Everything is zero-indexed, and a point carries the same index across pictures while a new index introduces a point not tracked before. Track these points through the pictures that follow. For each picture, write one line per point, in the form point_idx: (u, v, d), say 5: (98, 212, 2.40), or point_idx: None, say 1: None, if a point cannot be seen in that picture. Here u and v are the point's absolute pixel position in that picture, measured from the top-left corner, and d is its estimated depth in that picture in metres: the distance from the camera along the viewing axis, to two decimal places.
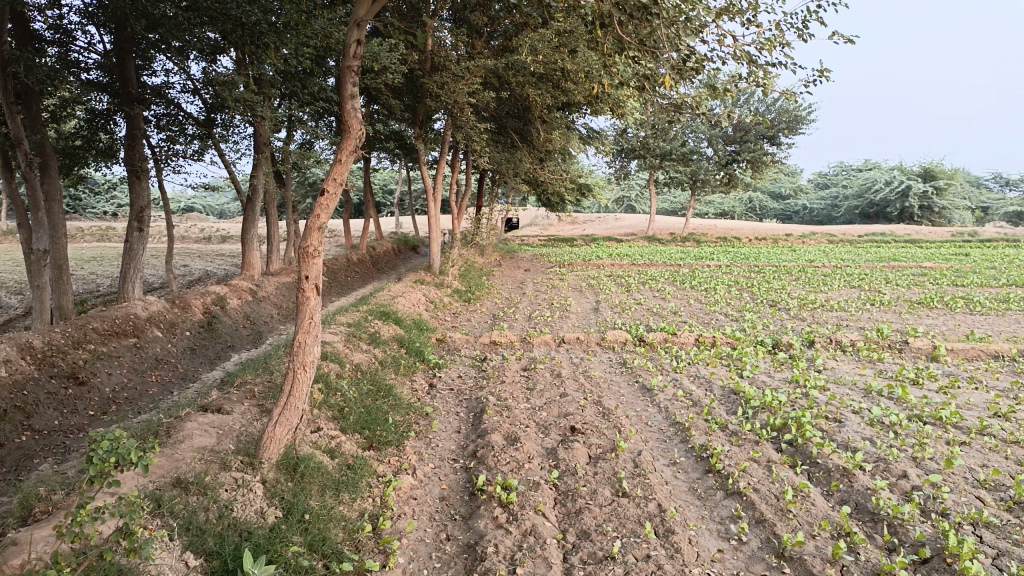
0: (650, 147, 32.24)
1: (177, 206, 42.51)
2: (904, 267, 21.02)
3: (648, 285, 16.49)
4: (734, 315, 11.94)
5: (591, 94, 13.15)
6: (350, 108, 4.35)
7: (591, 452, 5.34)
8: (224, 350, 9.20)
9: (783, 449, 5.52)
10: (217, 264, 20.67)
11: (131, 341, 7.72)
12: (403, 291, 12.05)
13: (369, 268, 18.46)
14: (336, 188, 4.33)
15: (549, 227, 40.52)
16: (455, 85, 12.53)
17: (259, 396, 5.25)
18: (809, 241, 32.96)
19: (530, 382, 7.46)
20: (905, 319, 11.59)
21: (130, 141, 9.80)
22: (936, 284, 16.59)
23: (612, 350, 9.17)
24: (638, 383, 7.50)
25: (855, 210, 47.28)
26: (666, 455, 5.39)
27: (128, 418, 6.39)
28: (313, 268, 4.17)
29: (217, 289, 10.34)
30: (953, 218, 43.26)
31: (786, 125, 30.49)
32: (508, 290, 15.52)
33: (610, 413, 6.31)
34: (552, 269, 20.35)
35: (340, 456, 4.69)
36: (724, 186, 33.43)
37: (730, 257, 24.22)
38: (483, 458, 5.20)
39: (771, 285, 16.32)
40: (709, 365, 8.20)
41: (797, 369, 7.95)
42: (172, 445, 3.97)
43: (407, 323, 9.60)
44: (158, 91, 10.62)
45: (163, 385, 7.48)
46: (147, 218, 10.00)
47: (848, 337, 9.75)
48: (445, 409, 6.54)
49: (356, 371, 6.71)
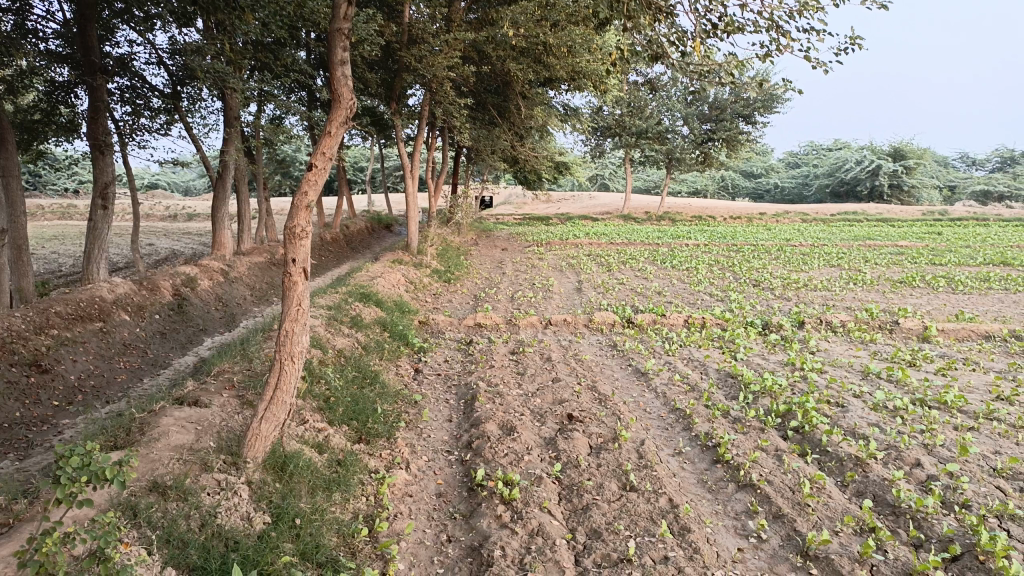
0: (626, 125, 31.88)
1: (140, 184, 41.33)
2: (881, 245, 21.07)
3: (628, 264, 16.27)
4: (719, 295, 11.75)
5: (574, 67, 12.77)
6: (340, 74, 3.97)
7: (592, 442, 5.08)
8: (196, 334, 8.77)
9: (790, 437, 5.31)
10: (184, 243, 20.06)
11: (97, 326, 7.28)
12: (382, 271, 11.67)
13: (343, 247, 18.00)
14: (325, 162, 3.97)
15: (523, 205, 40.14)
16: (434, 58, 12.04)
17: (239, 386, 4.91)
18: (783, 219, 32.99)
19: (520, 366, 7.17)
20: (890, 299, 11.50)
21: (92, 114, 9.23)
22: (914, 263, 16.59)
23: (600, 332, 8.92)
24: (632, 366, 7.26)
25: (826, 189, 47.55)
26: (671, 444, 5.15)
27: (95, 409, 5.99)
28: (301, 250, 3.83)
29: (187, 270, 9.89)
30: (921, 197, 43.72)
31: (762, 104, 30.42)
32: (487, 270, 15.20)
33: (607, 400, 6.05)
34: (530, 249, 20.05)
35: (329, 451, 4.37)
36: (699, 165, 33.27)
37: (708, 235, 24.12)
38: (480, 450, 4.91)
39: (752, 264, 16.19)
40: (702, 347, 7.99)
41: (792, 351, 7.77)
42: (147, 444, 3.63)
43: (388, 305, 9.25)
44: (123, 62, 10.08)
45: (132, 372, 7.06)
46: (111, 196, 9.45)
47: (838, 317, 9.61)
48: (433, 396, 6.23)
49: (339, 357, 6.39)
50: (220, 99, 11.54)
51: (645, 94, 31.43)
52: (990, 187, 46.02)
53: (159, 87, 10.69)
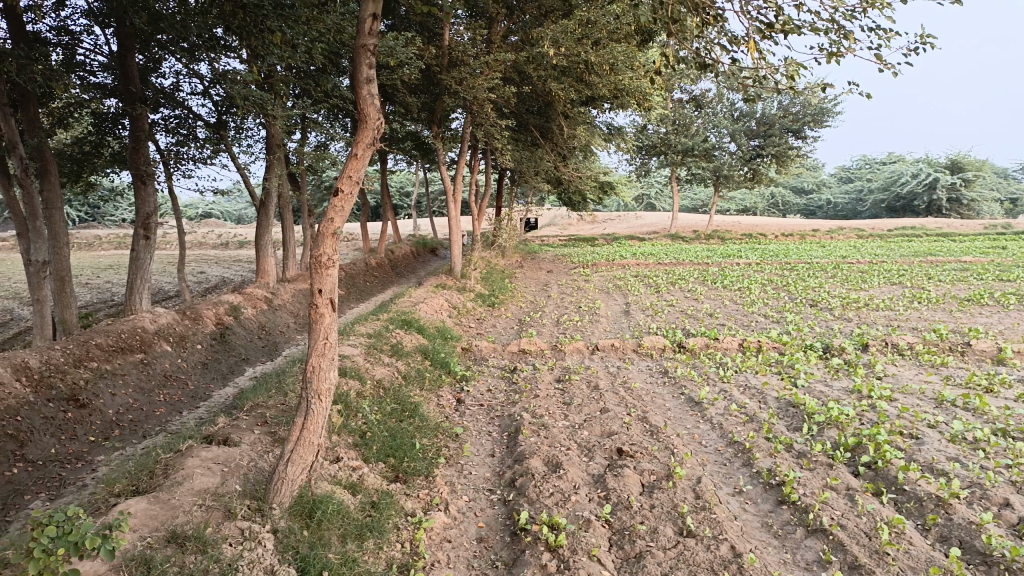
0: (671, 143, 31.29)
1: (192, 213, 42.18)
2: (943, 261, 20.18)
3: (677, 285, 15.82)
4: (774, 316, 11.25)
5: (618, 85, 12.48)
6: (367, 93, 3.77)
7: (644, 480, 4.73)
8: (238, 363, 8.66)
9: (861, 473, 4.89)
10: (232, 271, 20.24)
11: (138, 357, 7.20)
12: (425, 297, 11.49)
13: (388, 272, 17.93)
14: (352, 186, 3.77)
15: (569, 226, 39.87)
16: (474, 81, 11.89)
17: (272, 420, 4.70)
18: (837, 236, 32.01)
19: (566, 395, 6.84)
20: (958, 318, 10.86)
21: (134, 144, 9.26)
22: (981, 279, 15.77)
23: (650, 358, 8.54)
24: (685, 395, 6.86)
25: (881, 204, 46.24)
26: (730, 482, 4.77)
27: (132, 444, 5.85)
28: (328, 280, 3.64)
29: (230, 298, 9.83)
30: (982, 210, 42.14)
31: (812, 118, 29.71)
32: (532, 293, 14.92)
33: (659, 432, 5.69)
34: (576, 270, 19.72)
35: (363, 491, 4.12)
36: (748, 181, 32.56)
37: (759, 254, 23.44)
38: (524, 489, 4.60)
39: (807, 283, 15.59)
40: (759, 373, 7.56)
41: (857, 377, 7.29)
42: (168, 489, 3.42)
43: (430, 332, 9.03)
44: (169, 93, 10.17)
45: (171, 405, 6.93)
46: (154, 225, 9.44)
47: (904, 339, 9.05)
48: (475, 428, 5.95)
49: (377, 388, 6.17)
50: (263, 127, 11.58)
51: (690, 112, 31.00)
52: None
53: (204, 118, 10.76)
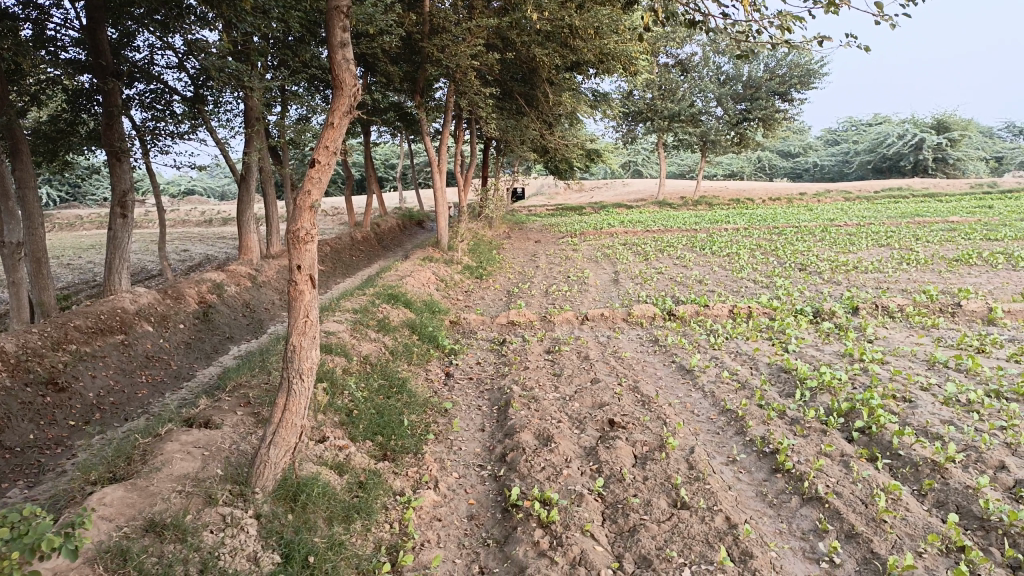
0: (658, 109, 30.90)
1: (175, 190, 41.64)
2: (931, 222, 20.16)
3: (666, 252, 15.73)
4: (764, 281, 11.19)
5: (603, 50, 12.25)
6: (342, 59, 3.61)
7: (636, 451, 4.66)
8: (222, 342, 8.52)
9: (855, 439, 4.84)
10: (216, 248, 20.00)
11: (118, 338, 7.05)
12: (411, 270, 11.35)
13: (374, 246, 17.74)
14: (329, 157, 3.62)
15: (556, 195, 39.65)
16: (457, 48, 11.64)
17: (254, 401, 4.59)
18: (825, 199, 31.95)
19: (556, 366, 6.76)
20: (947, 279, 10.83)
21: (108, 120, 9.00)
22: (969, 239, 15.75)
23: (640, 326, 8.46)
24: (676, 363, 6.79)
25: (868, 166, 46.19)
26: (723, 451, 4.70)
27: (113, 428, 5.73)
28: (306, 255, 3.50)
29: (213, 276, 9.66)
30: (968, 169, 42.16)
31: (798, 80, 29.53)
32: (520, 263, 14.79)
33: (651, 402, 5.62)
34: (564, 239, 19.58)
35: (349, 471, 4.03)
36: (735, 146, 32.38)
37: (747, 219, 23.36)
38: (515, 464, 4.52)
39: (795, 247, 15.52)
40: (750, 339, 7.50)
41: (849, 341, 7.24)
42: (147, 476, 3.32)
43: (418, 305, 8.91)
44: (144, 67, 9.89)
45: (154, 386, 6.80)
46: (131, 203, 9.22)
47: (895, 301, 9.00)
48: (465, 402, 5.86)
49: (364, 364, 6.07)
50: (242, 100, 11.32)
51: (676, 76, 30.71)
52: None
53: (181, 92, 10.49)
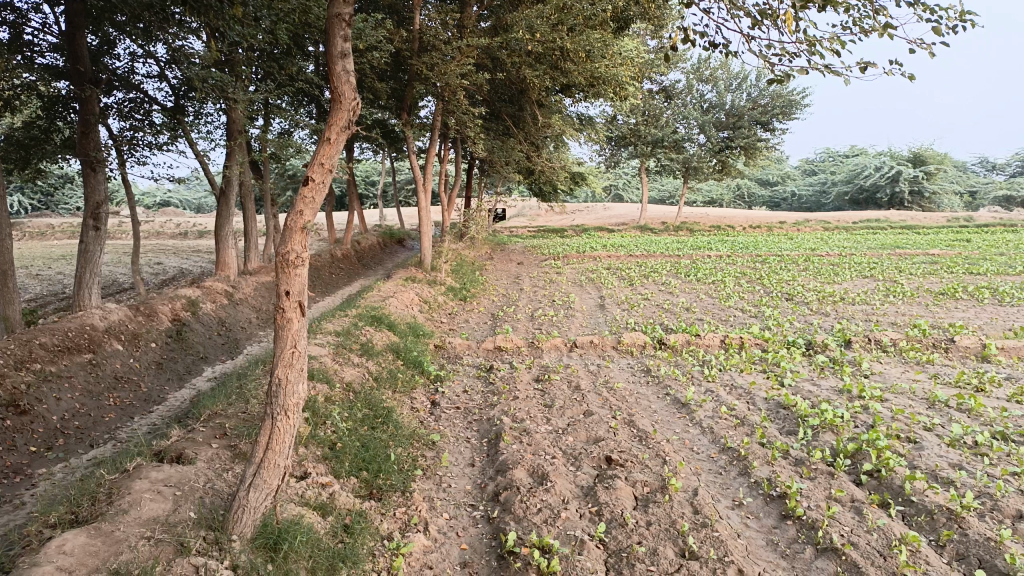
0: (641, 134, 30.94)
1: (150, 202, 40.95)
2: (911, 254, 20.26)
3: (651, 278, 15.58)
4: (752, 311, 11.04)
5: (594, 74, 12.10)
6: (341, 70, 3.36)
7: (637, 492, 4.41)
8: (195, 362, 8.16)
9: (864, 482, 4.64)
10: (191, 262, 19.54)
11: (86, 357, 6.69)
12: (394, 290, 11.07)
13: (354, 264, 17.41)
14: (324, 175, 3.37)
15: (537, 217, 39.54)
16: (446, 66, 11.45)
17: (231, 432, 4.28)
18: (805, 229, 32.14)
19: (547, 397, 6.50)
20: (935, 313, 10.74)
21: (83, 127, 8.63)
22: (951, 273, 15.78)
23: (630, 355, 8.24)
24: (670, 396, 6.56)
25: (845, 196, 46.69)
26: (728, 494, 4.47)
27: (77, 456, 5.36)
28: (296, 280, 3.24)
29: (188, 292, 9.31)
30: (942, 203, 42.74)
31: (780, 110, 29.78)
32: (504, 286, 14.55)
33: (649, 437, 5.38)
34: (547, 262, 19.40)
35: (333, 512, 3.74)
36: (716, 173, 32.51)
37: (729, 246, 23.34)
38: (509, 505, 4.25)
39: (780, 276, 15.44)
40: (744, 372, 7.30)
41: (846, 376, 7.06)
42: (112, 519, 3.02)
43: (401, 328, 8.62)
44: (124, 76, 9.59)
45: (122, 410, 6.44)
46: (104, 215, 8.85)
47: (888, 335, 8.86)
48: (453, 434, 5.58)
49: (347, 392, 5.77)
50: (224, 112, 11.03)
51: (660, 102, 30.84)
52: (1013, 192, 45.11)
53: (161, 102, 10.19)
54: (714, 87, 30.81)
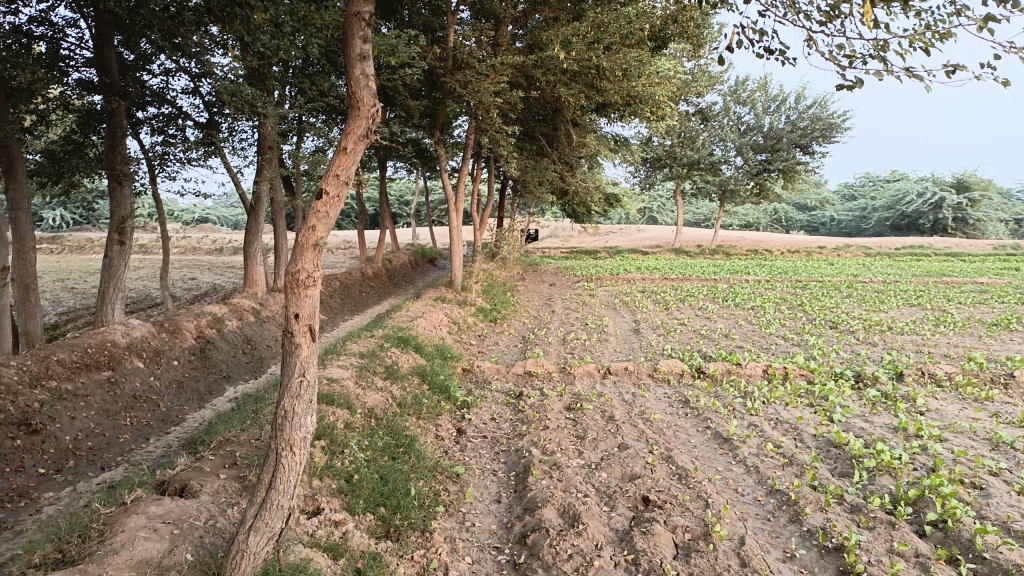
0: (677, 156, 30.54)
1: (188, 218, 41.45)
2: (959, 282, 19.52)
3: (687, 302, 15.15)
4: (795, 339, 10.57)
5: (632, 93, 11.79)
6: (360, 74, 3.11)
7: (677, 539, 4.04)
8: (218, 381, 7.95)
9: (928, 534, 4.21)
10: (224, 278, 19.54)
11: (104, 375, 6.51)
12: (424, 311, 10.82)
13: (385, 283, 17.24)
14: (340, 187, 3.12)
15: (571, 238, 39.23)
16: (481, 84, 11.26)
17: (241, 462, 4.02)
18: (846, 254, 31.38)
19: (579, 427, 6.15)
20: (989, 346, 10.17)
21: (110, 140, 8.52)
22: (1002, 303, 15.08)
23: (667, 384, 7.85)
24: (711, 430, 6.16)
25: (886, 222, 45.67)
26: (778, 544, 4.08)
27: (87, 479, 5.14)
28: (306, 302, 2.99)
29: (214, 309, 9.14)
30: (987, 230, 41.57)
31: (821, 133, 29.19)
32: (535, 307, 14.22)
33: (689, 476, 5.00)
34: (580, 284, 19.05)
35: (346, 555, 3.43)
36: (754, 196, 31.91)
37: (768, 271, 22.76)
38: (537, 549, 3.91)
39: (823, 303, 14.91)
40: (790, 405, 6.88)
41: (900, 413, 6.61)
42: (100, 561, 2.75)
43: (428, 350, 8.34)
44: (158, 91, 9.54)
45: (139, 431, 6.21)
46: (130, 230, 8.73)
47: (942, 368, 8.35)
48: (478, 466, 5.25)
49: (369, 419, 5.49)
50: (256, 128, 10.94)
51: (696, 124, 30.44)
52: None
53: (194, 117, 10.11)
54: (752, 109, 30.34)
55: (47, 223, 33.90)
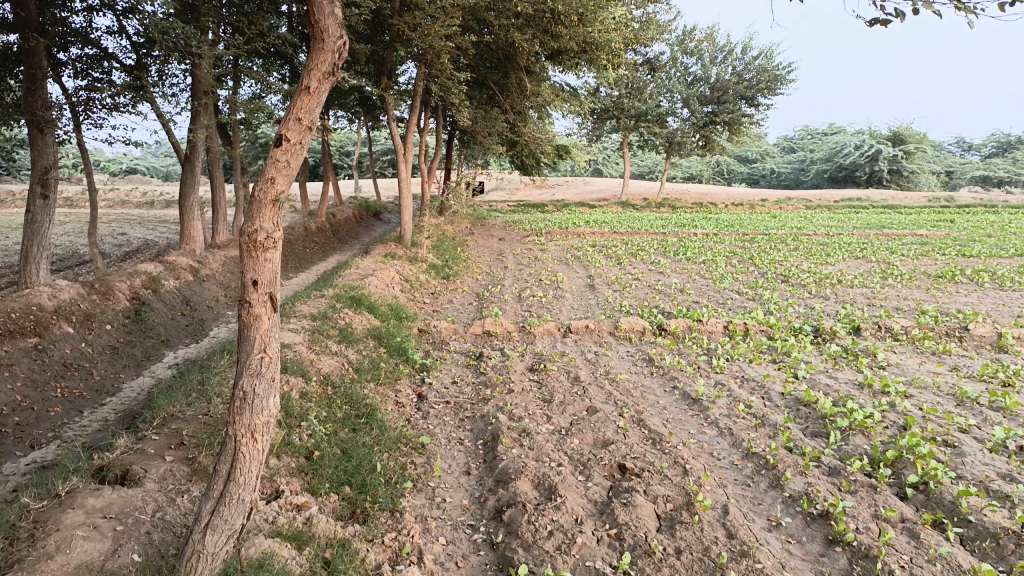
0: (624, 107, 30.29)
1: (116, 169, 39.56)
2: (900, 235, 19.90)
3: (639, 256, 15.03)
4: (749, 293, 10.53)
5: (587, 40, 11.38)
6: (323, 0, 2.74)
7: (659, 510, 3.86)
8: (156, 346, 7.45)
9: (911, 497, 4.12)
10: (157, 233, 18.63)
11: (30, 342, 6.00)
12: (374, 267, 10.39)
13: (329, 238, 16.67)
14: (301, 133, 2.75)
15: (516, 192, 38.82)
16: (430, 27, 10.69)
17: (189, 441, 3.67)
18: (787, 207, 31.75)
19: (545, 389, 5.92)
20: (937, 298, 10.29)
21: (28, 83, 7.75)
22: (943, 255, 15.39)
23: (629, 342, 7.68)
24: (679, 390, 6.02)
25: (823, 175, 46.32)
26: (762, 512, 3.94)
27: (13, 459, 4.68)
28: (265, 267, 2.66)
29: (149, 267, 8.56)
30: (920, 183, 42.73)
31: (766, 85, 29.25)
32: (486, 263, 13.91)
33: (663, 440, 4.83)
34: (529, 238, 18.77)
35: (312, 544, 3.14)
36: (700, 149, 31.94)
37: (715, 224, 22.83)
38: (514, 526, 3.68)
39: (772, 256, 14.97)
40: (754, 362, 6.79)
41: (864, 369, 6.57)
42: (31, 568, 2.40)
43: (382, 310, 7.98)
44: (80, 32, 8.76)
45: (70, 403, 5.74)
46: (53, 182, 8.04)
47: (898, 321, 8.38)
48: (444, 435, 4.99)
49: (325, 387, 5.16)
50: (190, 73, 10.22)
51: (644, 75, 30.13)
52: (990, 172, 45.02)
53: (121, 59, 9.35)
54: (698, 60, 30.15)
55: None
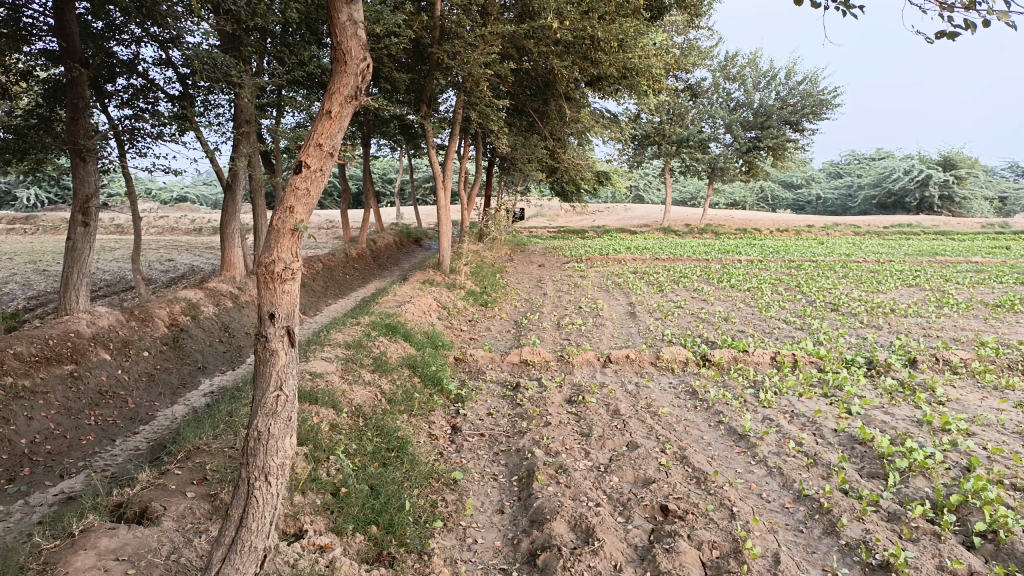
0: (665, 133, 30.05)
1: (166, 197, 40.54)
2: (954, 262, 19.22)
3: (681, 283, 14.72)
4: (797, 323, 10.17)
5: (628, 66, 11.22)
6: (346, 20, 2.63)
7: (705, 557, 3.60)
8: (192, 373, 7.41)
9: (980, 546, 3.80)
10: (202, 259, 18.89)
11: (67, 370, 5.98)
12: (411, 294, 10.30)
13: (369, 264, 16.70)
14: (322, 159, 2.65)
15: (557, 218, 38.71)
16: (470, 54, 10.66)
17: (212, 477, 3.54)
18: (834, 233, 31.05)
19: (583, 423, 5.69)
20: (997, 329, 9.80)
21: (72, 113, 7.87)
22: (1000, 283, 14.77)
23: (671, 373, 7.42)
24: (724, 425, 5.74)
25: (871, 200, 45.37)
26: (816, 561, 3.67)
27: (42, 490, 4.61)
28: (282, 299, 2.56)
29: (188, 294, 8.58)
30: (973, 209, 41.53)
31: (811, 110, 28.82)
32: (525, 290, 13.75)
33: (708, 479, 4.57)
34: (569, 265, 18.58)
35: None
36: (743, 175, 31.49)
37: (759, 251, 22.37)
38: (548, 571, 3.47)
39: (820, 284, 14.54)
40: (804, 396, 6.47)
41: (922, 404, 6.21)
42: None
43: (418, 338, 7.85)
44: (127, 63, 8.92)
45: (102, 432, 5.69)
46: (94, 210, 8.12)
47: (957, 354, 7.96)
48: (477, 471, 4.79)
49: (356, 419, 5.01)
50: (233, 103, 10.34)
51: (685, 101, 29.91)
52: None
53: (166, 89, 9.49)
54: (741, 85, 29.82)
55: (21, 203, 33.06)
